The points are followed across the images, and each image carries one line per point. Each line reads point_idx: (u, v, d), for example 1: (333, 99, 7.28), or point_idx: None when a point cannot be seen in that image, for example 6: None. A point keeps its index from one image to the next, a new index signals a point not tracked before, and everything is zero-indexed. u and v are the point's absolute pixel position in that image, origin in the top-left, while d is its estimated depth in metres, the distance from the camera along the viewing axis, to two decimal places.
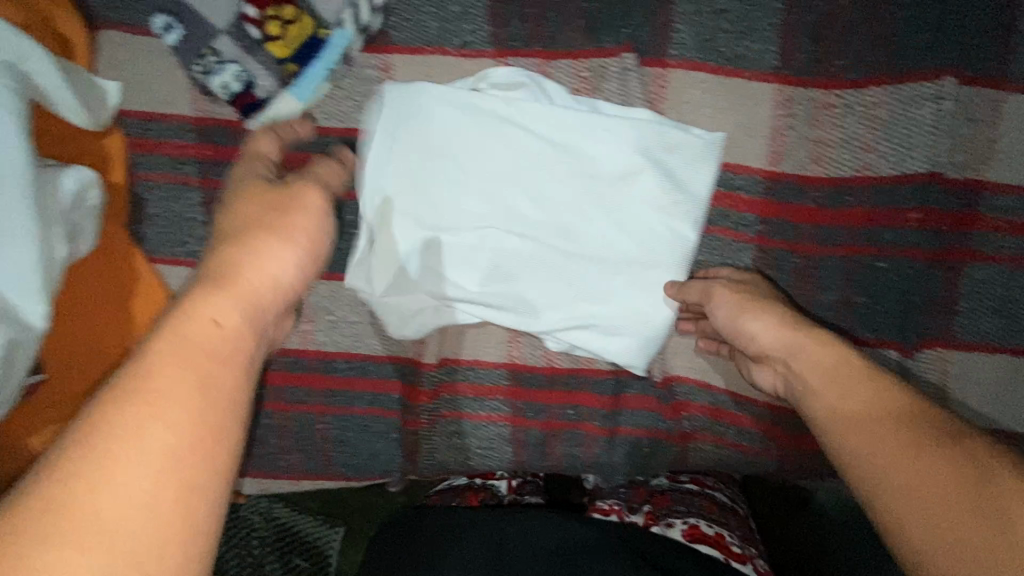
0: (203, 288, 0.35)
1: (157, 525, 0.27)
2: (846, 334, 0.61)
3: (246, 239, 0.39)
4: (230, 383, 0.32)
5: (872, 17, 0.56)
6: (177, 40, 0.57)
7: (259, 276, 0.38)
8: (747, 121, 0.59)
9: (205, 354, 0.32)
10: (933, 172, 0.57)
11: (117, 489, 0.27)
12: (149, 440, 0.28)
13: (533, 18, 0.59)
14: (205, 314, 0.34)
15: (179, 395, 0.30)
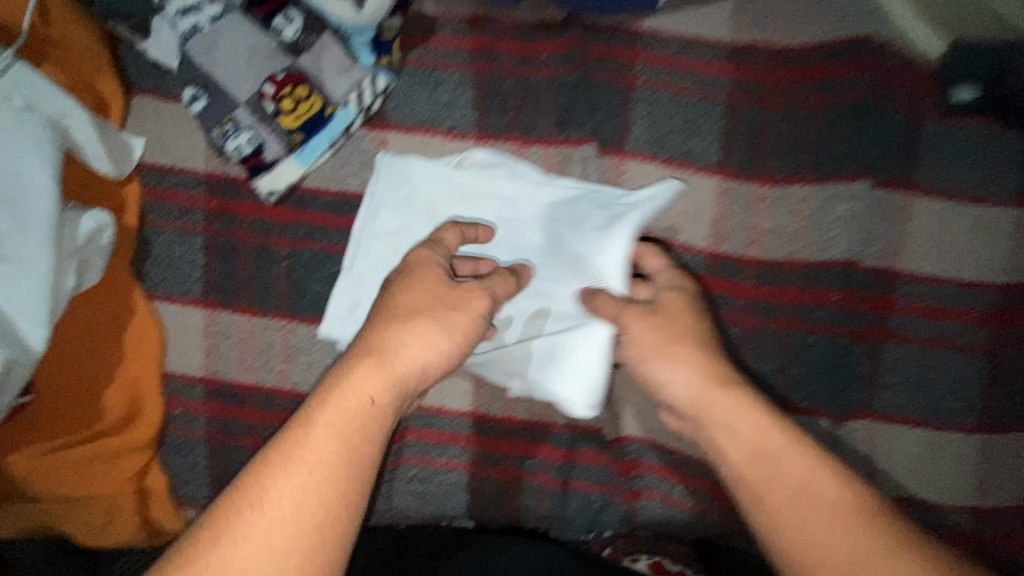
0: (364, 363, 0.43)
1: (294, 557, 0.36)
2: (781, 401, 0.66)
3: (410, 322, 0.46)
4: (366, 457, 0.40)
5: (797, 128, 0.66)
6: (201, 108, 0.65)
7: (406, 357, 0.44)
8: (692, 207, 0.67)
9: (353, 430, 0.41)
10: (852, 260, 0.65)
11: (281, 535, 0.36)
12: (304, 491, 0.38)
13: (512, 109, 0.70)
14: (362, 392, 0.42)
15: (327, 470, 0.39)
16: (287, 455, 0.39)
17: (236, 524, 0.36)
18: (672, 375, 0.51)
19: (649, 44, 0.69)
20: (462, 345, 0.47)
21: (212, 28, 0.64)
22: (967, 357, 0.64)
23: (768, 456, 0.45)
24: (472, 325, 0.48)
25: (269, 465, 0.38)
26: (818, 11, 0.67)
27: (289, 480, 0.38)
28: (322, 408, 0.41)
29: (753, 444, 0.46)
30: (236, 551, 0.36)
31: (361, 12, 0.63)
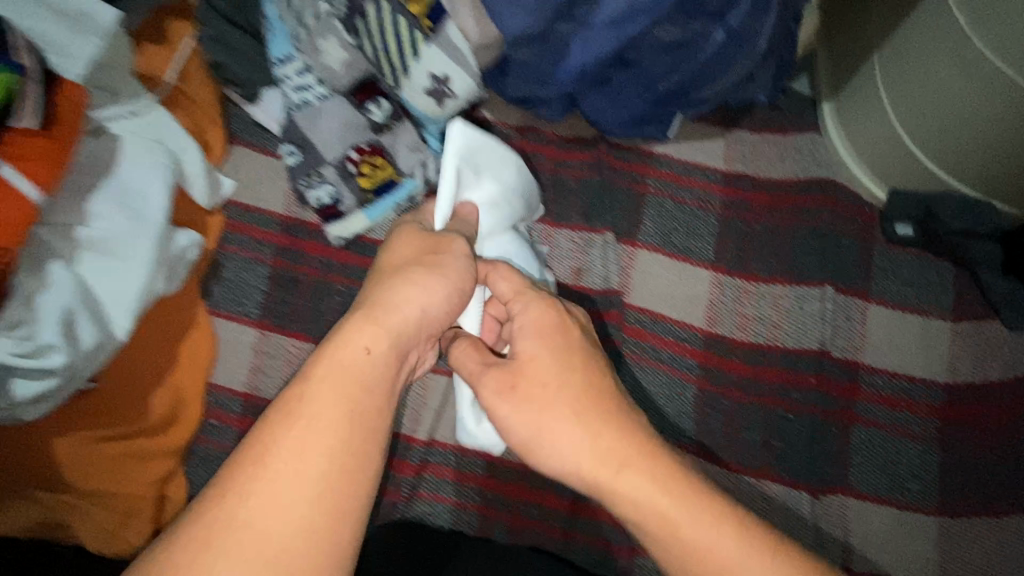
0: (359, 317, 0.46)
1: (321, 487, 0.40)
2: (765, 469, 0.74)
3: (405, 269, 0.50)
4: (374, 400, 0.44)
5: (775, 239, 0.81)
6: (293, 162, 0.78)
7: (399, 317, 0.47)
8: (690, 292, 0.80)
9: (359, 381, 0.44)
10: (824, 349, 0.77)
11: (301, 471, 0.40)
12: (318, 434, 0.41)
13: (547, 199, 0.85)
14: (358, 348, 0.45)
15: (334, 411, 0.42)
16: (291, 409, 0.42)
17: (256, 471, 0.40)
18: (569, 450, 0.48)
19: (659, 164, 0.87)
20: (458, 287, 0.51)
21: (319, 103, 0.77)
22: (920, 444, 0.75)
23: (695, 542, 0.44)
24: (458, 265, 0.52)
25: (280, 416, 0.42)
26: (789, 157, 0.87)
27: (303, 424, 0.41)
28: (324, 363, 0.44)
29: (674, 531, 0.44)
30: (262, 486, 0.39)
31: (440, 109, 0.79)
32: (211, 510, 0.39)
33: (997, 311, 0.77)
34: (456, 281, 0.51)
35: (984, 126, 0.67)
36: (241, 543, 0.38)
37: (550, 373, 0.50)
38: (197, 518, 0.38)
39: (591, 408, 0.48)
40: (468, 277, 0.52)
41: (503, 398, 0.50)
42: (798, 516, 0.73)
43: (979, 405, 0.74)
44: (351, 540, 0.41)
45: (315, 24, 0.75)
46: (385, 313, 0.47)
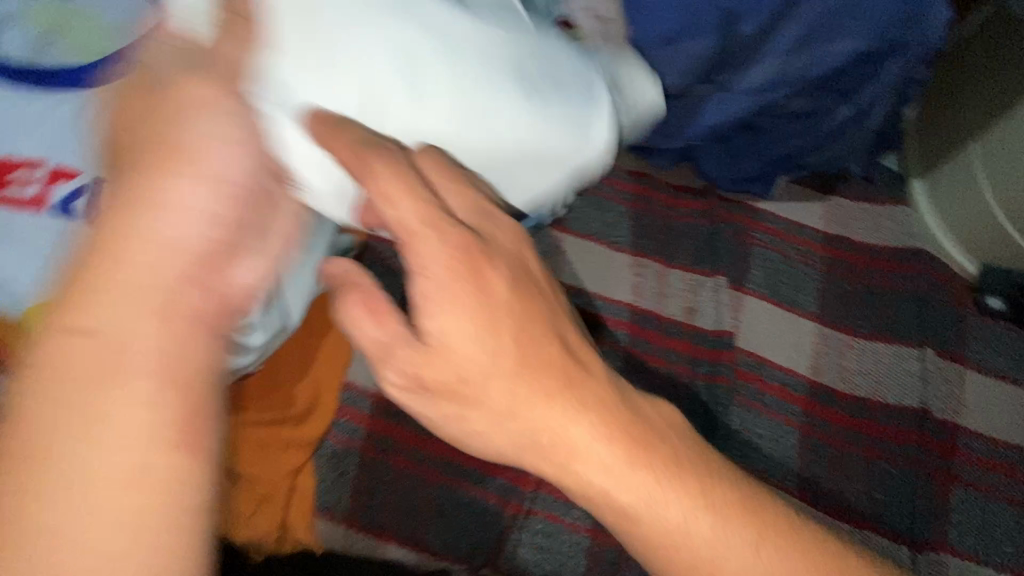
0: (104, 229, 0.37)
1: (153, 462, 0.35)
2: (870, 522, 0.76)
3: (174, 118, 0.40)
4: (192, 347, 0.37)
5: (877, 300, 0.87)
6: None
7: (136, 274, 0.37)
8: (795, 341, 0.84)
9: (95, 366, 0.35)
10: (924, 408, 0.81)
11: (124, 449, 0.34)
12: (137, 401, 0.35)
13: (661, 239, 0.90)
14: (128, 334, 0.36)
15: (148, 372, 0.35)
16: (63, 369, 0.34)
17: (43, 494, 0.33)
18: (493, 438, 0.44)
19: (764, 219, 0.93)
20: (222, 180, 0.41)
21: None
22: (1011, 506, 0.79)
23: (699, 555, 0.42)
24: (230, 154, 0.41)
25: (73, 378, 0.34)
26: (884, 225, 0.94)
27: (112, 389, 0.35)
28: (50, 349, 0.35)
29: (677, 543, 0.42)
30: (76, 471, 0.33)
31: None
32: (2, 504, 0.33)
33: None
34: (219, 176, 0.41)
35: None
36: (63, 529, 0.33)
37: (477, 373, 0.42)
38: None
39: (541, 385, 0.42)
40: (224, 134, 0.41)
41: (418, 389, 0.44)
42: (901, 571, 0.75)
43: None
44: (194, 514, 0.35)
45: None
46: (144, 243, 0.37)
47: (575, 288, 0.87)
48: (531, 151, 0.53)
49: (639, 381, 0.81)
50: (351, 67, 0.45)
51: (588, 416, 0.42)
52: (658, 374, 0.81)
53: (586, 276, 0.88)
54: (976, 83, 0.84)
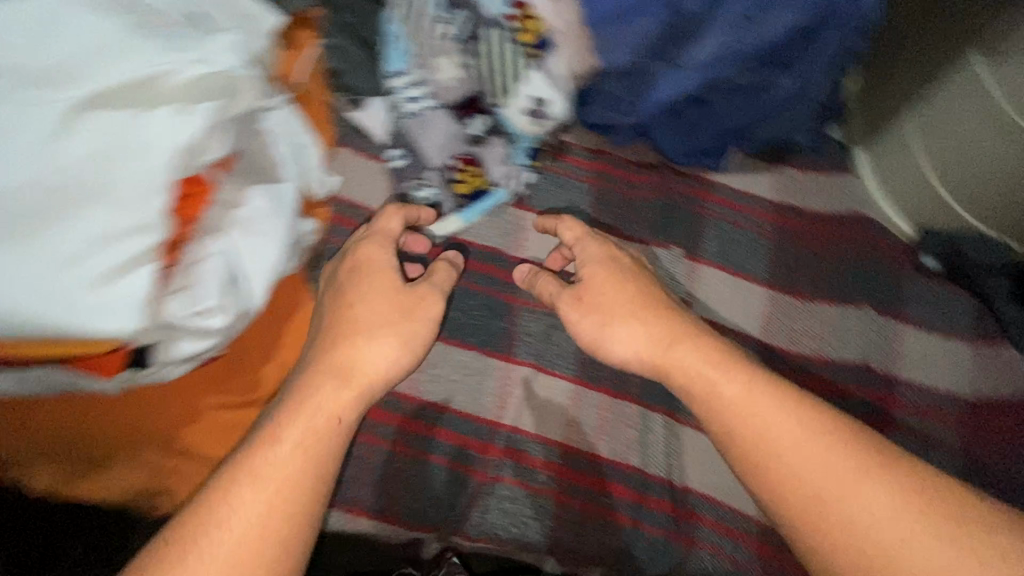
0: (362, 336, 0.69)
1: (325, 430, 0.63)
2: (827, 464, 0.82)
3: (372, 277, 0.72)
4: (367, 375, 0.68)
5: (822, 264, 0.92)
6: (399, 165, 0.86)
7: (361, 350, 0.68)
8: (747, 307, 0.89)
9: (320, 430, 0.63)
10: (863, 362, 0.86)
11: (322, 415, 0.64)
12: (339, 394, 0.66)
13: (618, 214, 0.94)
14: (335, 410, 0.65)
15: (352, 383, 0.67)
16: (314, 396, 0.65)
17: (188, 516, 0.55)
18: (619, 344, 0.72)
19: (718, 191, 0.97)
20: (403, 342, 0.70)
21: (428, 114, 0.85)
22: (948, 449, 0.83)
23: (803, 465, 0.58)
24: (428, 314, 0.73)
25: (323, 386, 0.66)
26: (829, 194, 0.99)
27: (344, 395, 0.66)
28: (323, 364, 0.67)
29: (800, 470, 0.58)
30: (298, 430, 0.62)
31: (537, 128, 0.89)
32: (256, 447, 0.60)
33: (1007, 334, 0.87)
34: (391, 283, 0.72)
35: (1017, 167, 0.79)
36: (271, 471, 0.58)
37: (608, 289, 0.74)
38: (249, 451, 0.60)
39: (681, 335, 0.70)
40: (403, 300, 0.72)
41: (569, 305, 0.76)
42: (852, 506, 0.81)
43: (997, 417, 0.84)
44: (328, 466, 0.62)
45: (435, 44, 0.83)
46: (363, 335, 0.70)
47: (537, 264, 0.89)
48: (150, 163, 0.52)
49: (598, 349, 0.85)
50: (28, 228, 0.49)
51: (699, 339, 0.69)
52: None
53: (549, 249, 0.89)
54: (919, 39, 0.87)
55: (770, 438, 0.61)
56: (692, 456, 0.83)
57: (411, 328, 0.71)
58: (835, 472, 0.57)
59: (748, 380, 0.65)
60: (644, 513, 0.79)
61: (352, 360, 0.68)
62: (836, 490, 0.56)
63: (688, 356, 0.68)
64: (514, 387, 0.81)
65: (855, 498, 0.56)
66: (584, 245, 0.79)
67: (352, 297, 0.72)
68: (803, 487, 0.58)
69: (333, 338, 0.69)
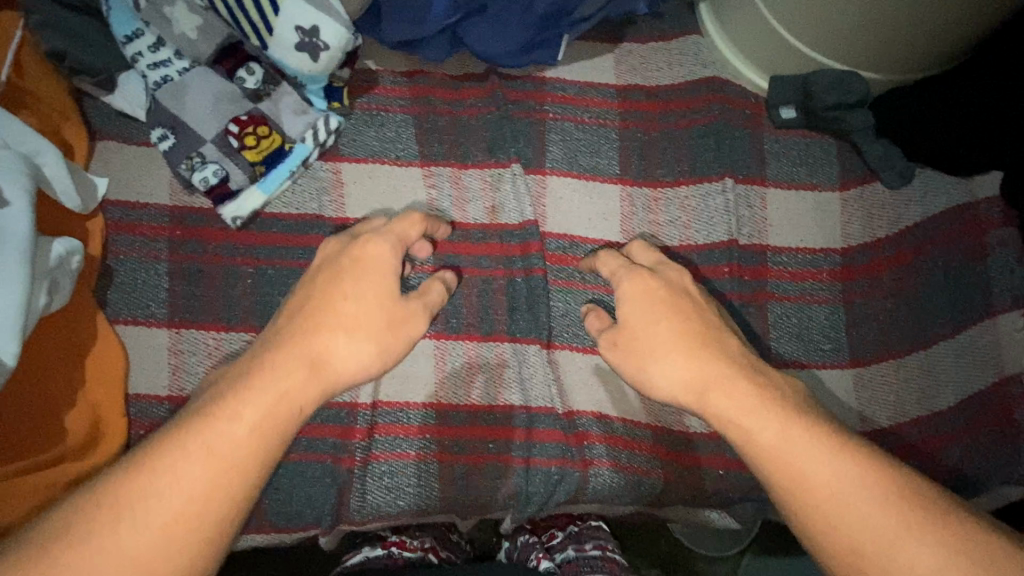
0: (338, 322, 0.59)
1: (276, 418, 0.52)
2: None
3: (348, 265, 0.63)
4: (338, 368, 0.58)
5: (677, 144, 0.84)
6: (168, 146, 0.73)
7: (331, 332, 0.58)
8: (604, 210, 0.82)
9: (276, 413, 0.52)
10: (731, 240, 0.80)
11: (281, 396, 0.53)
12: (299, 375, 0.55)
13: (448, 141, 0.83)
14: (298, 399, 0.54)
15: (319, 369, 0.56)
16: (270, 368, 0.55)
17: (115, 483, 0.46)
18: (659, 376, 0.63)
19: (555, 88, 0.87)
20: (384, 347, 0.61)
21: (183, 78, 0.72)
22: (827, 306, 0.81)
23: (843, 508, 0.49)
24: (414, 323, 0.64)
25: (285, 360, 0.55)
26: (675, 62, 0.89)
27: (305, 378, 0.55)
28: (298, 346, 0.57)
29: (832, 502, 0.50)
30: (245, 410, 0.51)
31: (316, 65, 0.74)
32: (196, 417, 0.50)
33: (878, 174, 0.82)
34: (380, 280, 0.62)
35: (860, 4, 0.68)
36: (207, 452, 0.48)
37: (644, 327, 0.65)
38: (185, 426, 0.50)
39: (710, 355, 0.61)
40: (392, 305, 0.62)
41: (606, 347, 0.68)
42: None
43: (871, 262, 0.81)
44: (269, 465, 0.51)
45: None
46: (335, 317, 0.59)
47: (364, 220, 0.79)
48: None
49: (452, 297, 0.78)
50: None
51: (731, 372, 0.59)
52: (473, 285, 0.79)
53: (375, 199, 0.79)
54: None
55: (809, 484, 0.51)
56: (575, 378, 0.78)
57: (395, 336, 0.61)
58: (887, 534, 0.48)
59: (785, 419, 0.54)
60: (536, 447, 0.75)
61: (320, 347, 0.57)
62: (880, 546, 0.47)
63: (722, 405, 0.58)
64: None
65: (897, 554, 0.47)
66: (619, 280, 0.70)
67: (329, 282, 0.61)
68: (843, 536, 0.49)
69: (309, 324, 0.58)
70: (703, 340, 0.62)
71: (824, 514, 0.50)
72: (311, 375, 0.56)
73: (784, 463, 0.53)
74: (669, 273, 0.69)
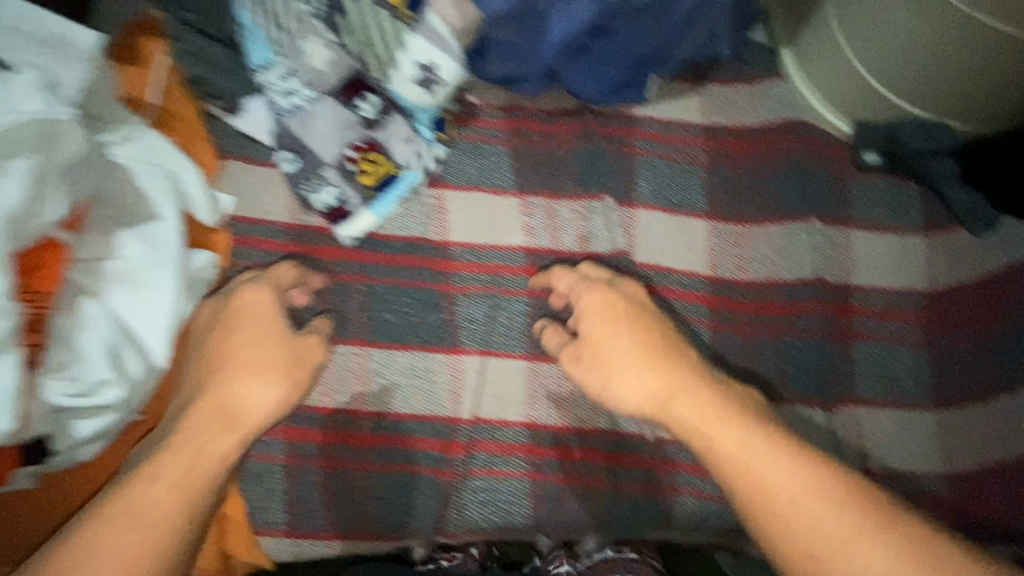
0: (236, 365, 0.65)
1: (186, 467, 0.57)
2: (809, 404, 0.81)
3: (244, 309, 0.68)
4: (248, 415, 0.63)
5: (763, 184, 0.88)
6: (292, 168, 0.78)
7: (222, 378, 0.63)
8: (693, 243, 0.85)
9: (188, 462, 0.57)
10: (817, 278, 0.83)
11: (189, 448, 0.58)
12: (213, 427, 0.60)
13: (542, 172, 0.87)
14: (211, 448, 0.59)
15: (221, 420, 0.61)
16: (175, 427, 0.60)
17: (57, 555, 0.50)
18: (625, 387, 0.68)
19: (644, 126, 0.91)
20: (293, 380, 0.66)
21: (310, 106, 0.77)
22: (910, 348, 0.83)
23: (794, 504, 0.52)
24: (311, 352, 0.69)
25: (200, 413, 0.61)
26: (757, 106, 0.93)
27: (194, 428, 0.60)
28: (201, 400, 0.62)
29: (781, 502, 0.53)
30: (163, 465, 0.56)
31: (431, 97, 0.80)
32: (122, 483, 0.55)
33: (962, 223, 0.84)
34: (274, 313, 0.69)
35: (959, 53, 0.71)
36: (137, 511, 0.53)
37: (607, 339, 0.71)
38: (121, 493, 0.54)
39: (667, 366, 0.66)
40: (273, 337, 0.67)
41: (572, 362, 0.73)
42: (818, 432, 0.80)
43: (959, 306, 0.82)
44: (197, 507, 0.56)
45: (293, 25, 0.74)
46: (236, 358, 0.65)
47: (466, 244, 0.83)
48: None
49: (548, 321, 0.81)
50: None
51: (683, 384, 0.64)
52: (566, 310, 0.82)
53: (477, 227, 0.84)
54: None
55: (763, 482, 0.54)
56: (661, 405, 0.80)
57: (296, 370, 0.67)
58: (841, 536, 0.49)
59: (740, 424, 0.59)
60: (622, 471, 0.77)
61: (215, 394, 0.63)
62: (830, 539, 0.49)
63: (688, 412, 0.62)
64: (465, 378, 0.78)
65: (840, 540, 0.49)
66: (579, 296, 0.75)
67: (236, 324, 0.66)
68: (793, 534, 0.51)
69: (224, 371, 0.64)
70: (675, 354, 0.67)
71: (773, 509, 0.53)
72: (224, 420, 0.61)
73: (752, 463, 0.55)
74: (626, 286, 0.76)
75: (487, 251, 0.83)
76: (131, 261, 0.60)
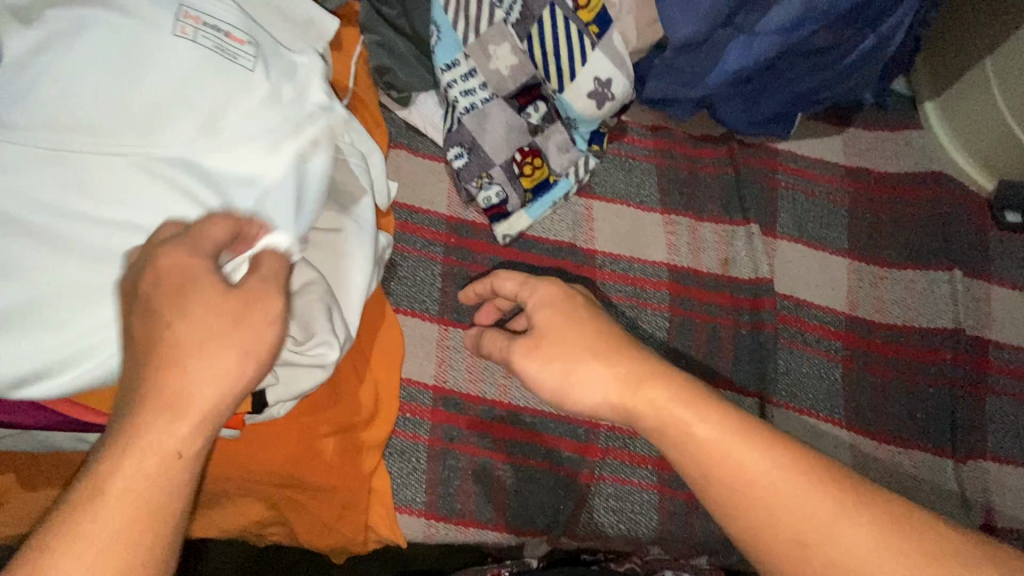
0: (176, 321, 0.37)
1: (147, 486, 0.35)
2: (945, 451, 0.81)
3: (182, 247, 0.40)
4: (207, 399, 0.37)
5: (904, 230, 0.89)
6: (461, 163, 0.81)
7: (167, 345, 0.37)
8: (833, 280, 0.87)
9: (148, 480, 0.35)
10: (958, 328, 0.84)
11: (147, 456, 0.35)
12: (167, 423, 0.36)
13: (686, 193, 0.89)
14: (170, 456, 0.36)
15: (179, 409, 0.36)
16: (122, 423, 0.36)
17: None
18: (591, 377, 0.48)
19: (787, 160, 0.92)
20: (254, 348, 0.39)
21: (485, 106, 0.81)
22: None
23: (772, 499, 0.41)
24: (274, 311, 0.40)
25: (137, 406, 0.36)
26: (898, 153, 0.94)
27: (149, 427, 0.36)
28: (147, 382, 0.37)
29: (764, 491, 0.41)
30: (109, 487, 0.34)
31: (598, 110, 0.82)
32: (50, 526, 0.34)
33: None
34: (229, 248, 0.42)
35: None
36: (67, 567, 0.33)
37: (563, 330, 0.51)
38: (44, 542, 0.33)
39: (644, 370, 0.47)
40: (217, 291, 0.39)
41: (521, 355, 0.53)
42: (948, 481, 0.80)
43: None
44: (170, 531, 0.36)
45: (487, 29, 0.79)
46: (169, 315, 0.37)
47: (611, 253, 0.85)
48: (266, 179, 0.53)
49: (685, 338, 0.82)
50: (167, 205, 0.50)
51: (658, 373, 0.47)
52: (703, 330, 0.83)
53: (622, 237, 0.86)
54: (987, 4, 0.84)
55: (748, 470, 0.42)
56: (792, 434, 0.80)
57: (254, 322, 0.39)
58: (822, 518, 0.40)
59: (718, 413, 0.44)
60: None
61: (158, 371, 0.37)
62: (813, 520, 0.40)
63: (660, 394, 0.45)
64: None
65: (824, 532, 0.40)
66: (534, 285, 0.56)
67: (169, 302, 0.38)
68: (784, 527, 0.40)
69: (150, 376, 0.37)
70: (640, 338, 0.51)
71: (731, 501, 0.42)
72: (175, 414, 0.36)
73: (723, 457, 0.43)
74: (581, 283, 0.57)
75: (631, 262, 0.85)
76: (341, 230, 0.64)
